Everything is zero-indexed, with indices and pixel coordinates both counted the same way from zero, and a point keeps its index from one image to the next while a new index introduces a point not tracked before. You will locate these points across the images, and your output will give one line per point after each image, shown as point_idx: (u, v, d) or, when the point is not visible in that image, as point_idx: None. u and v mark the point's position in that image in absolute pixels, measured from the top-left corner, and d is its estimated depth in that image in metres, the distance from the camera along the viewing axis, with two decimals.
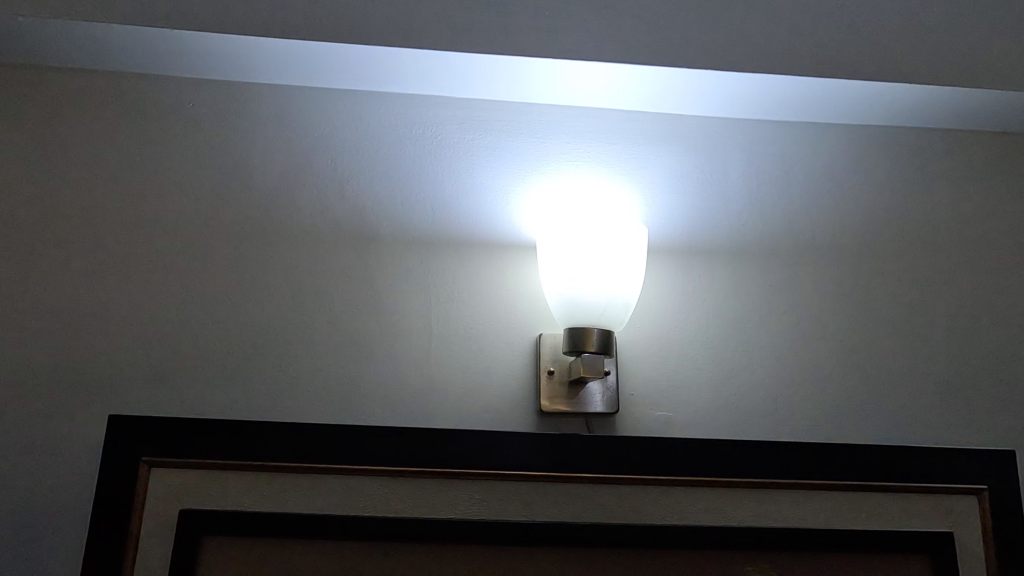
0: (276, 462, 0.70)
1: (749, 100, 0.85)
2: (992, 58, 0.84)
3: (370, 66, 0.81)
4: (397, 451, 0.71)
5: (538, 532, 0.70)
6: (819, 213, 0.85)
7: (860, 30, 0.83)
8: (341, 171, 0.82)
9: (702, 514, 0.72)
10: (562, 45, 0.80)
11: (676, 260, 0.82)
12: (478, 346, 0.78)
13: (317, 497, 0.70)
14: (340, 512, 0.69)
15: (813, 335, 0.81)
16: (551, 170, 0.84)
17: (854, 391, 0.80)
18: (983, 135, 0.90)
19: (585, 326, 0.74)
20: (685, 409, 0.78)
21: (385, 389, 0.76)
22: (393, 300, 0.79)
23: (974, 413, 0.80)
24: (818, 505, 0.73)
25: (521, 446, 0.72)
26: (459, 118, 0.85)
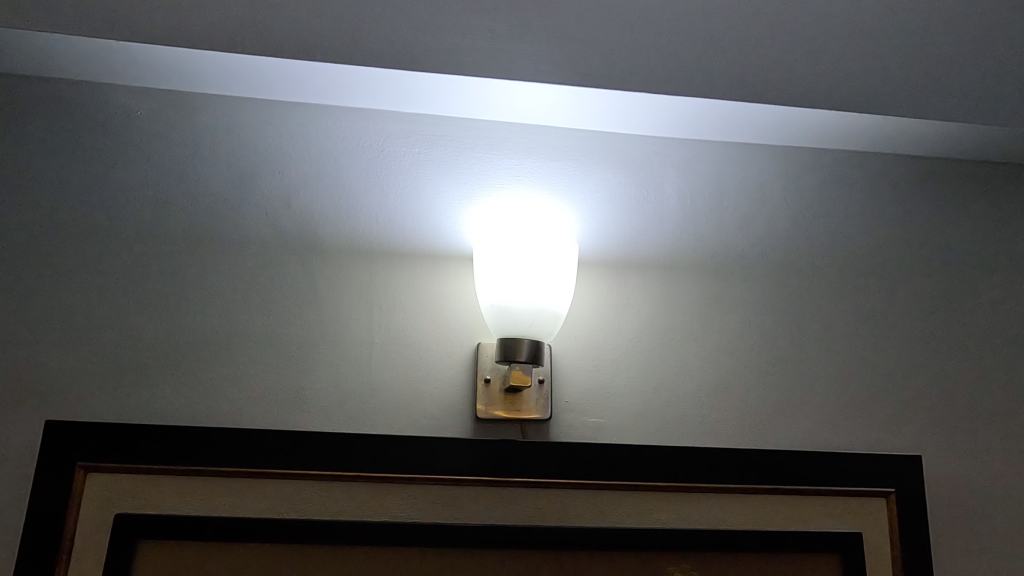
0: (215, 467, 0.72)
1: (684, 124, 0.89)
2: (908, 87, 0.89)
3: (316, 80, 0.83)
4: (335, 457, 0.73)
5: (470, 534, 0.73)
6: (752, 230, 0.89)
7: (788, 58, 0.88)
8: (289, 182, 0.84)
9: (629, 517, 0.75)
10: (501, 64, 0.83)
11: (614, 273, 0.86)
12: (421, 353, 0.81)
13: (255, 501, 0.72)
14: (278, 515, 0.72)
15: (744, 347, 0.85)
16: (495, 183, 0.87)
17: (781, 401, 0.84)
18: (902, 159, 0.95)
19: (515, 337, 0.77)
20: (617, 416, 0.81)
21: (326, 396, 0.78)
22: (341, 308, 0.81)
23: (890, 422, 0.84)
24: (739, 507, 0.77)
25: (457, 452, 0.75)
26: (405, 131, 0.87)
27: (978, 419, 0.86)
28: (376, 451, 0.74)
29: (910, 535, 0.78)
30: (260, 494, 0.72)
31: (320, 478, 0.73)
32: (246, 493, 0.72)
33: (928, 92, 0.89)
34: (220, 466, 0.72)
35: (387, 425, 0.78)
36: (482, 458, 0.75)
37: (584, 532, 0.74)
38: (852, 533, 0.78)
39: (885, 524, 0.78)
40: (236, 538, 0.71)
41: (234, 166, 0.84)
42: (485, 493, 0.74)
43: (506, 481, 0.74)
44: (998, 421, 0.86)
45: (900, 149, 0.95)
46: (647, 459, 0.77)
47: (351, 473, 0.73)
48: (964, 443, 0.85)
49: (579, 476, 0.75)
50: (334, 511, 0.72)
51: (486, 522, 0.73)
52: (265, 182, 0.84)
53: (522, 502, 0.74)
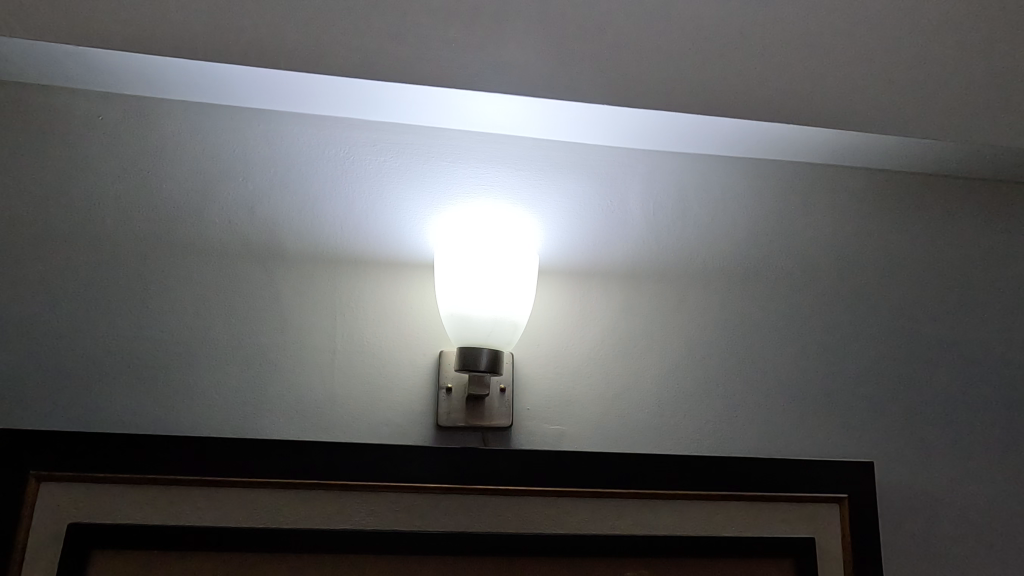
0: (172, 476, 0.71)
1: (646, 136, 0.90)
2: (862, 101, 0.91)
3: (280, 88, 0.83)
4: (293, 465, 0.73)
5: (429, 542, 0.73)
6: (713, 240, 0.91)
7: (747, 73, 0.90)
8: (253, 189, 0.84)
9: (587, 523, 0.76)
10: (463, 76, 0.83)
11: (578, 282, 0.86)
12: (384, 361, 0.81)
13: (212, 510, 0.71)
14: (236, 524, 0.71)
15: (704, 356, 0.86)
16: (459, 192, 0.88)
17: (738, 408, 0.85)
18: (859, 170, 0.97)
19: (475, 347, 0.78)
20: (577, 424, 0.82)
21: (288, 403, 0.78)
22: (304, 317, 0.81)
23: (843, 429, 0.86)
24: (696, 512, 0.79)
25: (417, 459, 0.75)
26: (370, 139, 0.87)
27: (928, 426, 0.88)
28: (335, 459, 0.74)
29: (860, 539, 0.80)
30: (218, 503, 0.72)
31: (278, 486, 0.72)
32: (203, 501, 0.72)
33: (884, 108, 0.91)
34: (177, 475, 0.71)
35: (348, 432, 0.79)
36: (442, 465, 0.75)
37: (543, 539, 0.75)
38: (805, 538, 0.79)
39: (837, 529, 0.80)
40: (193, 547, 0.70)
41: (197, 173, 0.83)
42: (444, 500, 0.75)
43: (466, 489, 0.75)
44: (948, 429, 0.88)
45: (859, 163, 0.96)
46: (608, 467, 0.78)
47: (311, 482, 0.73)
48: (914, 450, 0.87)
49: (538, 483, 0.76)
50: (292, 520, 0.72)
51: (445, 529, 0.74)
52: (228, 189, 0.83)
53: (481, 510, 0.75)
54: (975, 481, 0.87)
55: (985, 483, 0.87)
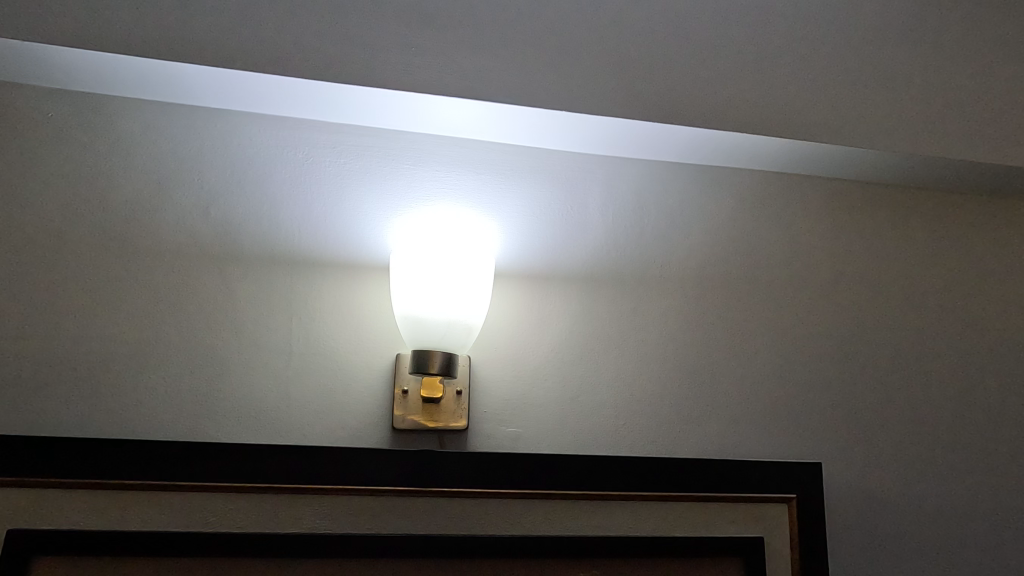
0: (119, 481, 0.70)
1: (605, 143, 0.92)
2: (811, 111, 0.93)
3: (237, 89, 0.82)
4: (245, 469, 0.73)
5: (382, 545, 0.73)
6: (669, 247, 0.92)
7: (702, 82, 0.92)
8: (210, 191, 0.83)
9: (540, 525, 0.77)
10: (420, 79, 0.83)
11: (536, 286, 0.87)
12: (340, 364, 0.81)
13: (160, 515, 0.70)
14: (185, 530, 0.71)
15: (660, 361, 0.88)
16: (419, 196, 0.88)
17: (692, 412, 0.87)
18: (808, 179, 0.99)
19: (429, 350, 0.78)
20: (533, 427, 0.82)
21: (243, 407, 0.78)
22: (260, 320, 0.81)
23: (793, 431, 0.88)
24: (649, 514, 0.80)
25: (371, 462, 0.75)
26: (328, 141, 0.87)
27: (872, 428, 0.90)
28: (288, 462, 0.73)
29: (808, 538, 0.82)
30: (166, 508, 0.71)
31: (232, 491, 0.72)
32: (151, 506, 0.70)
33: (835, 119, 0.94)
34: (124, 480, 0.70)
35: (303, 436, 0.78)
36: (396, 468, 0.75)
37: (496, 540, 0.76)
38: (754, 537, 0.81)
39: (785, 528, 0.82)
40: (140, 553, 0.69)
41: (149, 173, 0.82)
42: (397, 503, 0.75)
43: (423, 492, 0.75)
44: (892, 432, 0.91)
45: (811, 172, 0.98)
46: (564, 468, 0.79)
47: (266, 486, 0.73)
48: (859, 451, 0.89)
49: (496, 485, 0.77)
50: (245, 524, 0.72)
51: (402, 532, 0.74)
52: (184, 190, 0.82)
53: (435, 512, 0.75)
54: (918, 482, 0.89)
55: (926, 484, 0.90)
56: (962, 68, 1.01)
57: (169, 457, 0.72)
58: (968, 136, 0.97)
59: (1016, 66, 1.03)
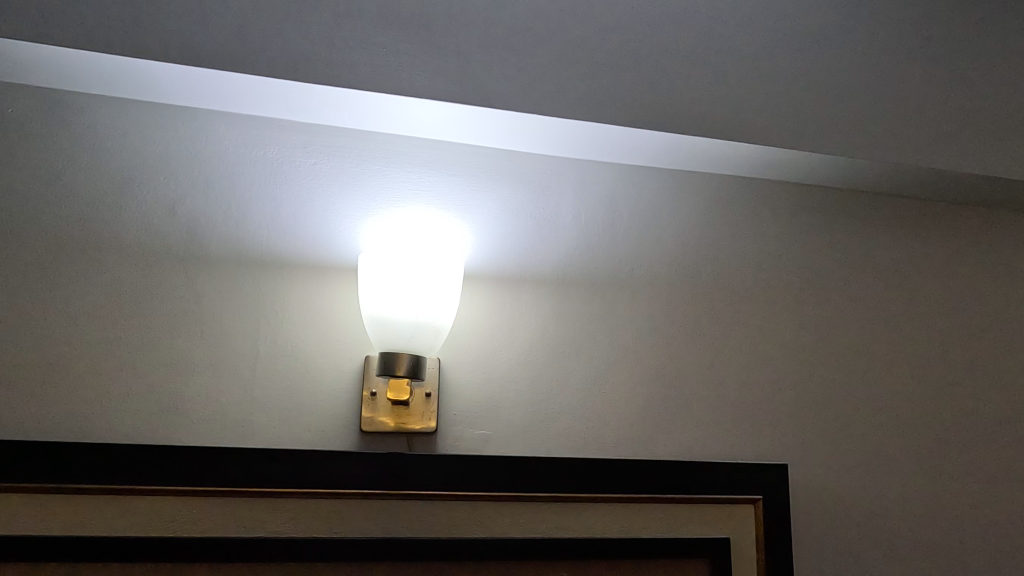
0: (78, 486, 0.69)
1: (577, 147, 0.92)
2: (779, 116, 0.94)
3: (205, 87, 0.81)
4: (207, 473, 0.72)
5: (350, 548, 0.73)
6: (640, 250, 0.93)
7: (673, 87, 0.92)
8: (179, 190, 0.82)
9: (509, 527, 0.77)
10: (389, 80, 0.83)
11: (509, 289, 0.87)
12: (308, 366, 0.80)
13: (121, 519, 0.69)
14: (146, 534, 0.69)
15: (631, 363, 0.88)
16: (391, 197, 0.87)
17: (661, 414, 0.87)
18: (775, 183, 1.01)
19: (396, 353, 0.78)
20: (502, 429, 0.83)
21: (210, 408, 0.77)
22: (228, 322, 0.80)
23: (759, 433, 0.89)
24: (618, 515, 0.80)
25: (338, 464, 0.74)
26: (298, 140, 0.86)
27: (835, 429, 0.92)
28: (252, 465, 0.73)
29: (774, 537, 0.83)
30: (127, 512, 0.70)
31: (199, 493, 0.71)
32: (111, 511, 0.69)
33: (803, 124, 0.95)
34: (83, 484, 0.69)
35: (269, 438, 0.77)
36: (363, 471, 0.75)
37: (465, 543, 0.76)
38: (720, 538, 0.82)
39: (750, 528, 0.83)
40: (100, 558, 0.68)
41: (114, 171, 0.81)
42: (365, 506, 0.74)
43: (393, 494, 0.75)
44: (854, 434, 0.92)
45: (777, 177, 1.00)
46: (534, 470, 0.79)
47: (233, 489, 0.72)
48: (822, 453, 0.90)
49: (466, 487, 0.77)
50: (208, 528, 0.71)
51: (372, 535, 0.74)
52: (151, 189, 0.81)
53: (402, 514, 0.75)
54: (880, 483, 0.91)
55: (888, 485, 0.91)
56: (925, 75, 1.03)
57: (129, 461, 0.70)
58: (931, 144, 0.98)
59: (978, 74, 1.05)
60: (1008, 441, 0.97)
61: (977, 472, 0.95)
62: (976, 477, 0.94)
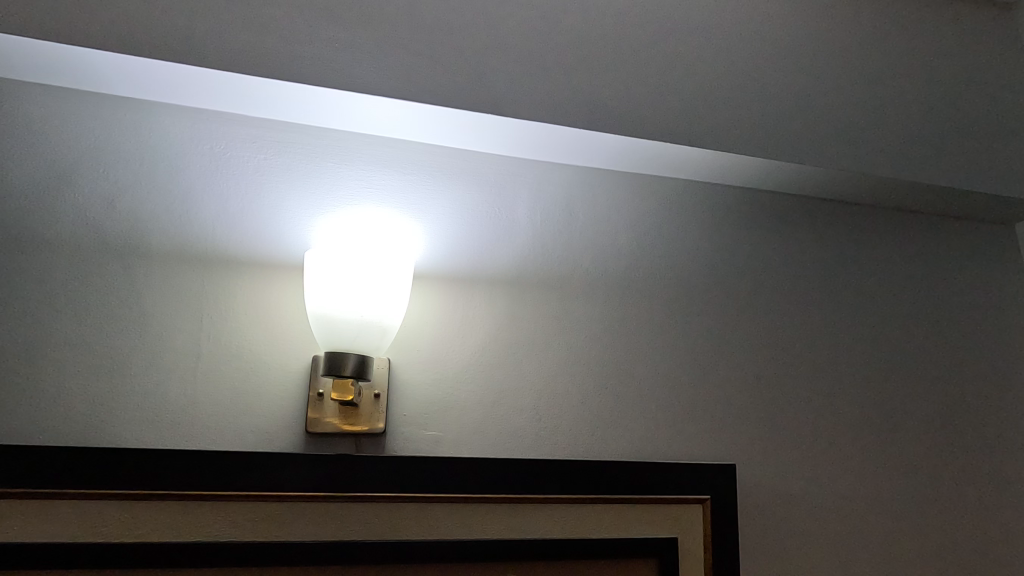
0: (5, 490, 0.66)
1: (533, 147, 0.92)
2: (730, 118, 0.95)
3: (148, 78, 0.78)
4: (145, 476, 0.69)
5: (294, 552, 0.71)
6: (594, 252, 0.93)
7: (628, 88, 0.92)
8: (122, 184, 0.80)
9: (459, 529, 0.77)
10: (338, 74, 0.81)
11: (464, 289, 0.87)
12: (254, 366, 0.79)
13: (52, 525, 0.67)
14: (78, 540, 0.67)
15: (583, 365, 0.89)
16: (345, 196, 0.86)
17: (613, 416, 0.88)
18: (723, 187, 1.02)
19: (342, 353, 0.76)
20: (453, 430, 0.82)
21: (150, 409, 0.74)
22: (173, 321, 0.78)
23: (706, 434, 0.90)
24: (569, 516, 0.81)
25: (284, 466, 0.73)
26: (246, 135, 0.85)
27: (779, 429, 0.94)
28: (191, 468, 0.71)
29: (720, 536, 0.84)
30: (59, 517, 0.67)
31: (141, 498, 0.69)
32: (42, 516, 0.67)
33: (754, 127, 0.96)
34: (11, 489, 0.66)
35: (211, 440, 0.75)
36: (311, 472, 0.73)
37: (414, 546, 0.75)
38: (670, 538, 0.83)
39: (699, 527, 0.84)
40: (30, 565, 0.66)
41: (51, 163, 0.78)
42: (311, 509, 0.73)
43: (344, 496, 0.74)
44: (798, 435, 0.94)
45: (726, 181, 1.01)
46: (484, 472, 0.79)
47: (176, 493, 0.70)
48: (766, 453, 0.92)
49: (417, 488, 0.76)
50: (145, 533, 0.69)
51: (320, 539, 0.73)
52: (93, 182, 0.79)
53: (350, 517, 0.74)
54: (822, 482, 0.93)
55: (829, 485, 0.93)
56: (868, 83, 1.05)
57: (61, 464, 0.68)
58: (875, 150, 1.00)
59: (920, 83, 1.08)
60: (944, 442, 1.00)
61: (914, 473, 0.97)
62: (914, 476, 0.97)
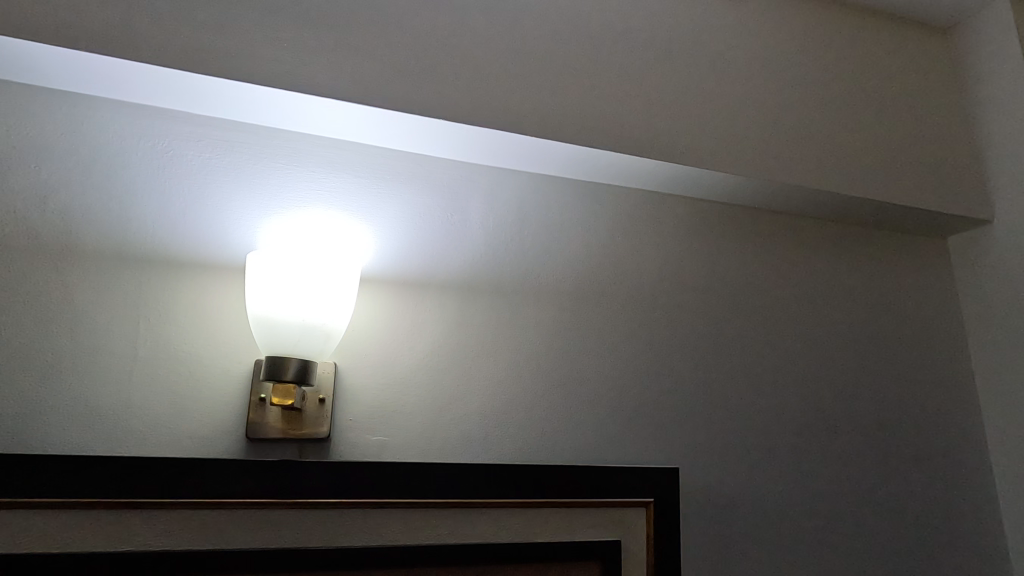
0: None
1: (482, 153, 0.92)
2: (672, 129, 0.97)
3: (86, 72, 0.76)
4: (79, 484, 0.67)
5: (232, 559, 0.70)
6: (543, 258, 0.94)
7: (574, 97, 0.93)
8: (58, 179, 0.77)
9: (402, 534, 0.76)
10: (283, 75, 0.80)
11: (414, 293, 0.87)
12: (194, 370, 0.77)
13: None
14: (6, 549, 0.65)
15: (531, 370, 0.89)
16: (292, 197, 0.85)
17: (559, 420, 0.89)
18: (666, 196, 1.04)
19: (283, 358, 0.75)
20: (400, 435, 0.82)
21: (84, 414, 0.72)
22: (110, 323, 0.75)
23: (648, 437, 0.92)
24: (513, 519, 0.81)
25: (225, 474, 0.71)
26: (188, 132, 0.83)
27: (717, 432, 0.96)
28: (128, 476, 0.68)
29: (661, 538, 0.86)
30: None
31: (79, 506, 0.67)
32: None
33: (696, 138, 0.98)
34: None
35: (147, 446, 0.74)
36: (253, 479, 0.72)
37: (358, 552, 0.74)
38: (613, 541, 0.84)
39: (641, 530, 0.85)
40: None
41: None
42: (251, 516, 0.72)
43: (286, 503, 0.72)
44: (736, 438, 0.96)
45: (669, 191, 1.03)
46: (429, 476, 0.79)
47: (115, 500, 0.68)
48: (705, 456, 0.94)
49: (363, 495, 0.75)
50: (77, 541, 0.67)
51: (266, 545, 0.72)
52: (27, 177, 0.76)
53: (290, 523, 0.73)
54: (759, 484, 0.95)
55: (765, 487, 0.96)
56: (804, 98, 1.08)
57: None
58: (811, 162, 1.03)
59: (851, 99, 1.12)
60: (873, 444, 1.03)
61: (846, 475, 1.01)
62: (845, 478, 1.00)
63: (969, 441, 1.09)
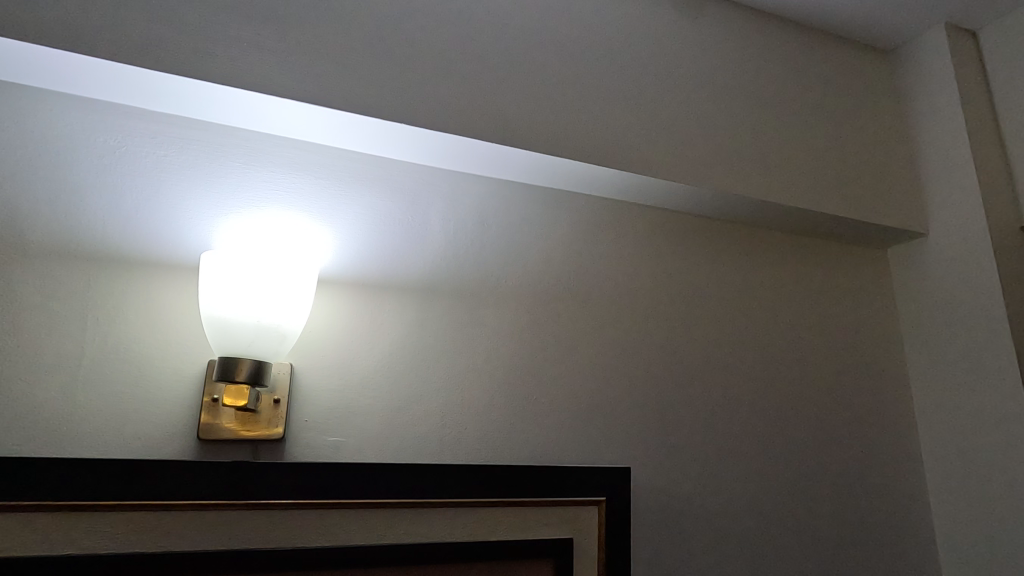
0: None
1: (439, 157, 0.93)
2: (624, 137, 0.99)
3: (38, 66, 0.74)
4: (28, 485, 0.65)
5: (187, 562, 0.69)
6: (498, 262, 0.96)
7: (530, 103, 0.95)
8: (8, 173, 0.75)
9: (359, 534, 0.77)
10: (240, 74, 0.79)
11: (371, 294, 0.87)
12: (145, 371, 0.76)
13: None
14: None
15: (487, 372, 0.91)
16: (247, 197, 0.85)
17: (514, 421, 0.90)
18: (616, 202, 1.06)
19: (237, 358, 0.75)
20: (356, 436, 0.82)
21: (32, 416, 0.70)
22: (60, 323, 0.74)
23: (600, 437, 0.94)
24: (469, 518, 0.82)
25: (179, 474, 0.70)
26: (141, 129, 0.82)
27: (664, 433, 0.98)
28: (79, 476, 0.67)
29: (613, 535, 0.88)
30: None
31: (32, 509, 0.65)
32: None
33: (647, 146, 1.00)
34: None
35: (98, 447, 0.72)
36: (208, 480, 0.71)
37: (315, 552, 0.74)
38: (566, 539, 0.86)
39: (593, 527, 0.87)
40: None
41: None
42: (206, 518, 0.71)
43: (241, 504, 0.72)
44: (682, 438, 0.99)
45: (619, 198, 1.06)
46: (386, 477, 0.79)
47: (66, 501, 0.66)
48: (653, 456, 0.97)
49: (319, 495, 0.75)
50: (27, 544, 0.65)
51: (222, 547, 0.71)
52: None
53: (246, 525, 0.72)
54: (703, 483, 0.99)
55: (709, 485, 0.99)
56: (748, 110, 1.12)
57: None
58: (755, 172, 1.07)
59: (792, 112, 1.16)
60: (810, 443, 1.08)
61: (785, 473, 1.04)
62: (784, 476, 1.04)
63: (897, 440, 1.14)
